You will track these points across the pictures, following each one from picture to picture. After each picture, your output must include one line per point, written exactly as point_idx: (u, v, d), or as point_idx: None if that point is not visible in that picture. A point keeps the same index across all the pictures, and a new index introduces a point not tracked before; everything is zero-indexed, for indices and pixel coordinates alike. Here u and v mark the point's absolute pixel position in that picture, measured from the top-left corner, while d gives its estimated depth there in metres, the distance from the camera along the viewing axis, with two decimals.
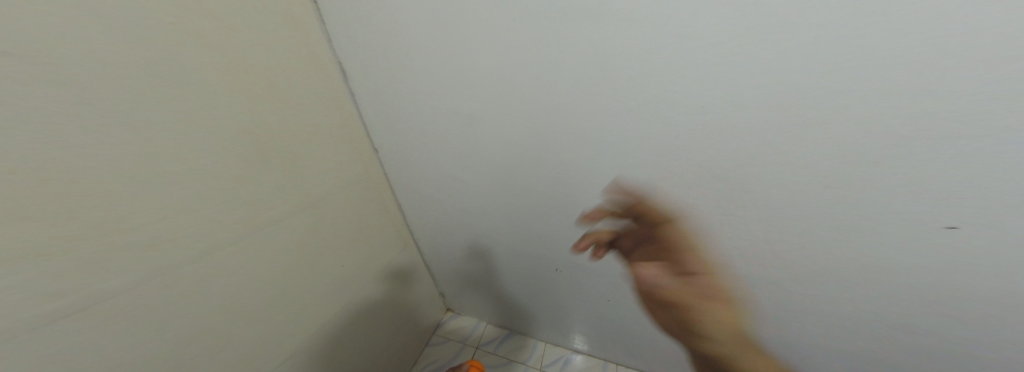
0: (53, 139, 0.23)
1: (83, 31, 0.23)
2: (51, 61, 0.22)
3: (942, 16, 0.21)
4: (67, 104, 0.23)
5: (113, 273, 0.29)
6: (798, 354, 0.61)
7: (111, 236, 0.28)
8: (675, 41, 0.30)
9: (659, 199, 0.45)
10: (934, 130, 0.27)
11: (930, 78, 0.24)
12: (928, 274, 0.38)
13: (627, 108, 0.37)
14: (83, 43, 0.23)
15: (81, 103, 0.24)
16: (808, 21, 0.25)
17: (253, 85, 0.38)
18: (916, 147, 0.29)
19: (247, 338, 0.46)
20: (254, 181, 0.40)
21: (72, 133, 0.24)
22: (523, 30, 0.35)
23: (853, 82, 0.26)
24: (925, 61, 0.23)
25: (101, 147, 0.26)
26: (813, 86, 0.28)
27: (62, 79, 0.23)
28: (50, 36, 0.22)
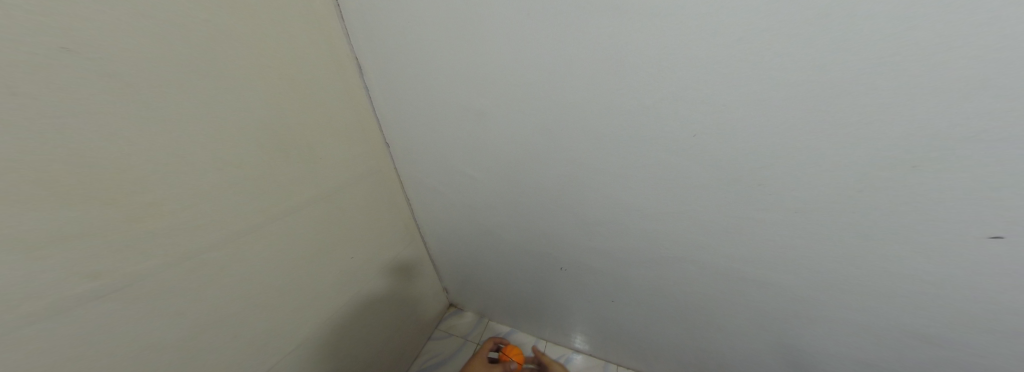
0: (81, 129, 0.24)
1: (113, 24, 0.24)
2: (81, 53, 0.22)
3: (994, 18, 0.20)
4: (95, 95, 0.24)
5: (137, 257, 0.30)
6: (808, 365, 0.59)
7: (137, 222, 0.29)
8: (698, 41, 0.29)
9: (671, 201, 0.44)
10: (981, 140, 0.25)
11: (969, 86, 0.23)
12: (960, 292, 0.36)
13: (644, 107, 0.36)
14: (113, 36, 0.24)
15: (108, 95, 0.25)
16: (845, 22, 0.24)
17: (272, 79, 0.38)
18: (956, 159, 0.27)
19: (258, 325, 0.47)
20: (270, 174, 0.40)
21: (99, 123, 0.24)
22: (540, 27, 0.34)
23: (883, 87, 0.25)
24: (969, 67, 0.22)
25: (128, 135, 0.26)
26: (842, 90, 0.27)
27: (91, 71, 0.23)
28: (81, 29, 0.22)
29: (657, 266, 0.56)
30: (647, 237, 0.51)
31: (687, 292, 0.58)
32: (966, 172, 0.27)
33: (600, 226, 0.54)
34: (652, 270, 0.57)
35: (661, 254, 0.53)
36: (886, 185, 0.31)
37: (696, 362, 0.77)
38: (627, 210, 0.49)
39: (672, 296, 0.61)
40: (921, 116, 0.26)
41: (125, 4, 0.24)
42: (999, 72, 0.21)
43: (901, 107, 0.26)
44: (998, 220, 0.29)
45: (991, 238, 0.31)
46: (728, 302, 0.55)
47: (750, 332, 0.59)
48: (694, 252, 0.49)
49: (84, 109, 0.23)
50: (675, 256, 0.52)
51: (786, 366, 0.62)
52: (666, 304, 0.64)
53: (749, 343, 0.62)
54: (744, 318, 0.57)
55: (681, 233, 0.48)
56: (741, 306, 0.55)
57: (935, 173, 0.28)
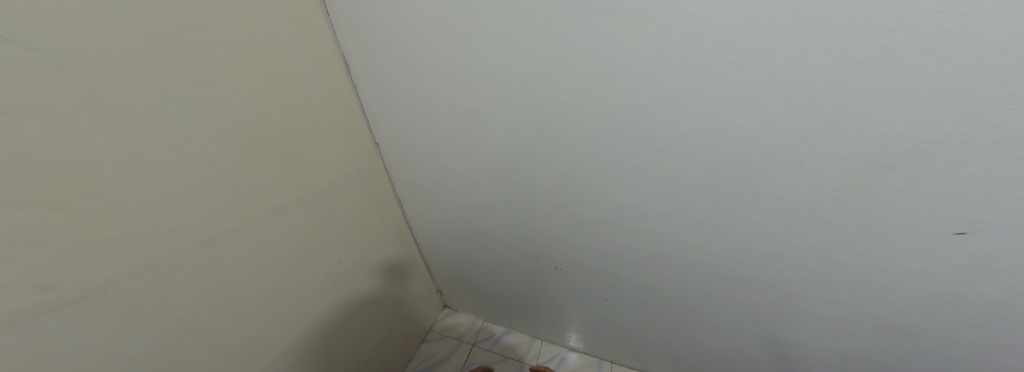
0: (43, 127, 0.22)
1: (80, 17, 0.22)
2: (46, 49, 0.21)
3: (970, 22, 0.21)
4: (62, 93, 0.23)
5: (106, 262, 0.29)
6: (794, 358, 0.61)
7: (105, 225, 0.28)
8: (687, 42, 0.29)
9: (662, 200, 0.44)
10: (947, 142, 0.26)
11: (944, 87, 0.23)
12: (933, 285, 0.38)
13: (635, 107, 0.36)
14: (81, 30, 0.23)
15: (76, 92, 0.23)
16: (828, 24, 0.24)
17: (256, 77, 0.37)
18: (927, 159, 0.28)
19: (242, 331, 0.45)
20: (254, 175, 0.39)
21: (67, 122, 0.23)
22: (533, 25, 0.34)
23: (862, 89, 0.26)
24: (944, 69, 0.23)
25: (98, 135, 0.25)
26: (823, 91, 0.27)
27: (57, 67, 0.22)
28: (46, 23, 0.21)
29: (649, 264, 0.56)
30: (639, 236, 0.52)
31: (679, 290, 0.59)
32: (936, 171, 0.28)
33: (593, 225, 0.54)
34: (644, 268, 0.58)
35: (653, 252, 0.53)
36: (863, 185, 0.32)
37: (689, 358, 0.78)
38: (620, 209, 0.49)
39: (665, 294, 0.61)
40: (897, 117, 0.27)
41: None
42: (970, 74, 0.22)
43: (878, 108, 0.27)
44: (964, 216, 0.31)
45: (956, 233, 0.32)
46: (718, 299, 0.56)
47: (739, 328, 0.61)
48: (684, 250, 0.50)
49: (46, 108, 0.22)
50: (667, 255, 0.53)
51: (774, 361, 0.64)
52: (658, 302, 0.65)
53: (739, 338, 0.63)
54: (735, 314, 0.58)
55: (671, 232, 0.48)
56: (731, 303, 0.56)
57: (906, 173, 0.30)
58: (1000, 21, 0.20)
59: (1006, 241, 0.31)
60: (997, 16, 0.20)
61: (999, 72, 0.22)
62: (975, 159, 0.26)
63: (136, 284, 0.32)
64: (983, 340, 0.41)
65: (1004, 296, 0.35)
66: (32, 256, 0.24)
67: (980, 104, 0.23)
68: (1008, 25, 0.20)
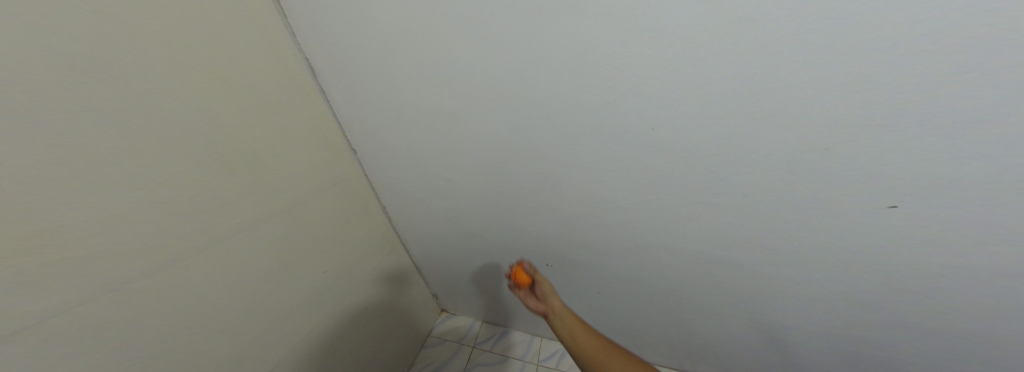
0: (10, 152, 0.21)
1: (39, 35, 0.22)
2: (11, 71, 0.21)
3: (896, 10, 0.22)
4: (28, 115, 0.22)
5: (70, 287, 0.27)
6: (780, 338, 0.62)
7: (68, 249, 0.26)
8: (649, 37, 0.30)
9: (643, 192, 0.45)
10: (882, 121, 0.28)
11: (880, 72, 0.25)
12: (895, 258, 0.40)
13: (606, 103, 0.37)
14: (39, 49, 0.22)
15: (41, 114, 0.23)
16: (770, 19, 0.25)
17: (217, 88, 0.36)
18: (871, 137, 0.30)
19: (224, 350, 0.44)
20: (218, 187, 0.38)
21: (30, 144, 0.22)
22: (500, 25, 0.34)
23: (808, 79, 0.28)
24: (875, 55, 0.25)
25: (58, 155, 0.24)
26: (774, 81, 0.29)
27: (19, 88, 0.21)
28: (9, 45, 0.20)
29: (634, 254, 0.57)
30: (623, 227, 0.53)
31: (667, 278, 0.60)
32: (875, 149, 0.30)
33: (578, 219, 0.55)
34: (630, 259, 0.59)
35: (639, 243, 0.54)
36: (814, 165, 0.34)
37: (685, 346, 0.80)
38: (603, 202, 0.50)
39: (652, 283, 0.63)
40: (841, 99, 0.28)
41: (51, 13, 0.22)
42: (894, 59, 0.24)
43: (822, 92, 0.28)
44: (909, 191, 0.33)
45: (890, 207, 0.35)
46: (706, 285, 0.58)
47: (729, 311, 0.62)
48: (668, 239, 0.51)
49: (16, 130, 0.21)
50: (650, 245, 0.54)
51: (765, 343, 0.65)
52: (649, 291, 0.66)
53: (730, 322, 0.65)
54: (724, 299, 0.60)
55: (654, 222, 0.49)
56: (718, 288, 0.57)
57: (846, 151, 0.31)
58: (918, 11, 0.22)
59: (949, 210, 0.33)
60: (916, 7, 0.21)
61: (923, 56, 0.23)
62: (914, 135, 0.28)
63: (102, 306, 0.30)
64: (961, 311, 0.43)
65: (957, 265, 0.37)
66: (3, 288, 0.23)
67: (913, 82, 0.25)
68: (926, 12, 0.21)
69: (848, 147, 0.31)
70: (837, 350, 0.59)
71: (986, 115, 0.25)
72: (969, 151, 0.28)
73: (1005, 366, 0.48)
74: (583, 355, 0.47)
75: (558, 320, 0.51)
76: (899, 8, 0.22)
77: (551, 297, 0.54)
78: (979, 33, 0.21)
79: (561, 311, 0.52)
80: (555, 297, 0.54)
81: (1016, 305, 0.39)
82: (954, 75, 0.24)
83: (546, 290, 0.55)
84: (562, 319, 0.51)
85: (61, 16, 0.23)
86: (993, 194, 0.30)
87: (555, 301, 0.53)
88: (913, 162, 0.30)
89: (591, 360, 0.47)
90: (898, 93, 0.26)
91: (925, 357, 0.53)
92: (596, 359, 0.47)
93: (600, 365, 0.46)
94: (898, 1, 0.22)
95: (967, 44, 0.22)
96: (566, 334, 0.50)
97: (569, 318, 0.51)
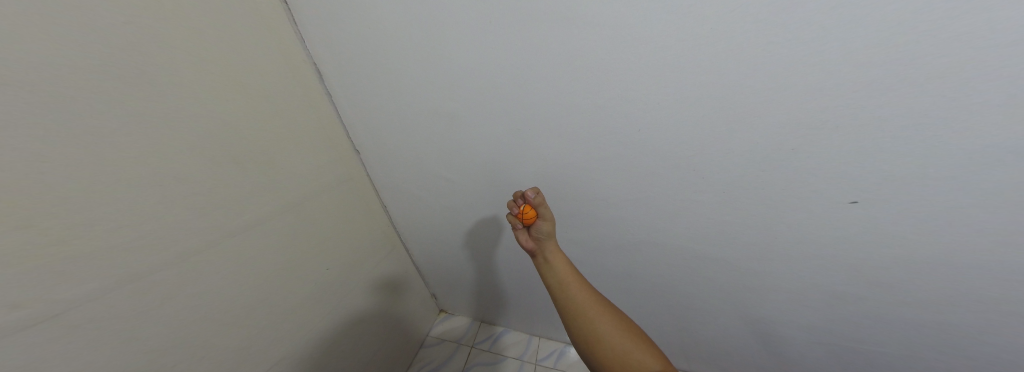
0: (37, 143, 0.23)
1: (60, 34, 0.23)
2: (47, 69, 0.23)
3: (842, 20, 0.25)
4: (58, 110, 0.24)
5: (81, 282, 0.28)
6: (771, 333, 0.64)
7: (75, 244, 0.27)
8: (632, 44, 0.32)
9: (633, 191, 0.47)
10: (854, 119, 0.31)
11: (839, 70, 0.28)
12: (868, 252, 0.42)
13: (596, 106, 0.39)
14: (61, 47, 0.23)
15: (72, 111, 0.25)
16: (738, 29, 0.28)
17: (226, 89, 0.37)
18: (836, 138, 0.32)
19: (230, 346, 0.45)
20: (227, 185, 0.39)
21: (58, 138, 0.24)
22: (496, 32, 0.36)
23: (778, 81, 0.30)
24: (834, 60, 0.28)
25: (56, 152, 0.24)
26: (748, 85, 0.32)
27: (50, 86, 0.23)
28: (36, 43, 0.22)
29: (628, 252, 0.59)
30: (616, 224, 0.54)
31: (659, 275, 0.62)
32: (847, 145, 0.33)
33: (573, 217, 0.57)
34: (624, 256, 0.61)
35: (631, 240, 0.56)
36: (788, 163, 0.37)
37: (681, 344, 0.81)
38: (597, 201, 0.51)
39: (645, 279, 0.65)
40: (812, 102, 0.31)
41: (68, 13, 0.24)
42: (850, 61, 0.27)
43: (801, 93, 0.31)
44: (880, 185, 0.35)
45: (855, 204, 0.38)
46: (696, 280, 0.60)
47: (721, 308, 0.64)
48: (659, 236, 0.53)
49: (43, 125, 0.23)
50: (642, 242, 0.56)
51: (756, 338, 0.67)
52: (642, 288, 0.68)
53: (721, 318, 0.67)
54: (715, 295, 0.62)
55: (645, 219, 0.51)
56: (708, 283, 0.59)
57: (823, 147, 0.34)
58: (862, 20, 0.25)
59: (913, 205, 0.35)
60: (863, 15, 0.25)
61: (873, 56, 0.26)
62: (877, 135, 0.31)
63: (119, 299, 0.31)
64: (929, 300, 0.45)
65: (925, 257, 0.40)
66: (25, 273, 0.25)
67: (868, 85, 0.28)
68: (866, 23, 0.25)
69: (824, 141, 0.33)
70: (825, 344, 0.61)
71: (941, 114, 0.28)
72: (934, 146, 0.30)
73: (983, 356, 0.50)
74: (572, 308, 0.45)
75: (550, 264, 0.48)
76: (845, 18, 0.25)
77: (546, 240, 0.48)
78: (910, 41, 0.24)
79: (555, 259, 0.48)
80: (549, 241, 0.48)
81: (989, 294, 0.41)
82: (907, 78, 0.26)
83: (542, 236, 0.48)
84: (555, 261, 0.48)
85: (60, 14, 0.23)
86: (955, 188, 0.32)
87: (548, 244, 0.48)
88: (884, 157, 0.32)
89: (581, 315, 0.44)
90: (860, 95, 0.29)
91: (905, 349, 0.55)
92: (585, 316, 0.44)
93: (588, 324, 0.44)
94: (847, 15, 0.25)
95: (906, 50, 0.25)
96: (556, 285, 0.47)
97: (564, 263, 0.48)
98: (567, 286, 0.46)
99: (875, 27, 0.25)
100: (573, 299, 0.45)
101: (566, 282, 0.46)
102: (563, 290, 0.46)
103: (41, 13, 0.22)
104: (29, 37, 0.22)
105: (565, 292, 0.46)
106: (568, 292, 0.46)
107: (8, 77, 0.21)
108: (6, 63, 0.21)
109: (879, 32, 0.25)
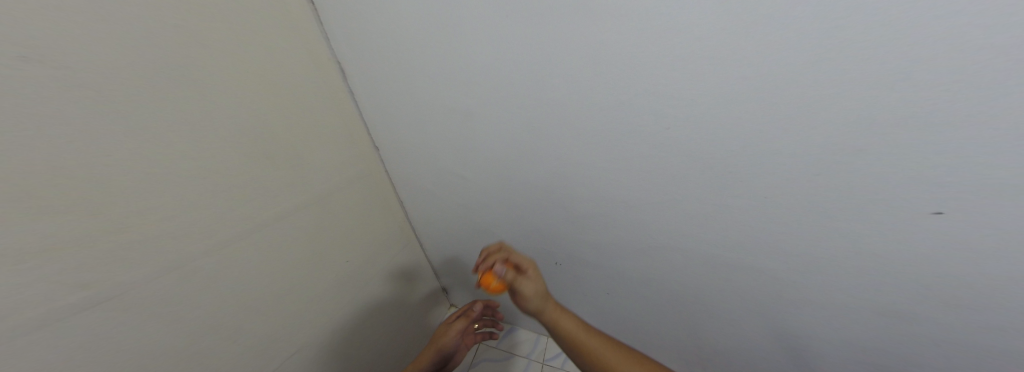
0: (96, 135, 0.25)
1: (110, 35, 0.25)
2: (97, 66, 0.25)
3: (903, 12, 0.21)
4: (111, 106, 0.26)
5: (139, 265, 0.31)
6: (804, 349, 0.59)
7: (136, 228, 0.30)
8: (663, 37, 0.30)
9: (656, 192, 0.45)
10: (928, 121, 0.26)
11: (901, 67, 0.24)
12: (928, 269, 0.37)
13: (620, 103, 0.37)
14: (110, 46, 0.25)
15: (125, 107, 0.27)
16: (783, 17, 0.25)
17: (257, 86, 0.40)
18: (895, 140, 0.28)
19: (259, 332, 0.47)
20: (258, 178, 0.41)
21: (110, 133, 0.26)
22: (513, 25, 0.35)
23: (823, 80, 0.27)
24: (893, 56, 0.24)
25: (99, 141, 0.26)
26: (794, 81, 0.28)
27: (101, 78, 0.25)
28: (85, 41, 0.24)
29: (647, 256, 0.57)
30: (635, 226, 0.52)
31: (679, 281, 0.59)
32: (916, 149, 0.28)
33: (588, 218, 0.55)
34: (642, 260, 0.58)
35: (650, 243, 0.54)
36: (846, 169, 0.32)
37: (699, 357, 0.77)
38: (615, 201, 0.49)
39: (664, 285, 0.62)
40: (863, 101, 0.27)
41: (119, 15, 0.26)
42: (916, 58, 0.23)
43: (860, 92, 0.26)
44: (956, 196, 0.30)
45: (933, 215, 0.32)
46: (723, 288, 0.56)
47: (747, 318, 0.60)
48: (682, 240, 0.50)
49: (102, 119, 0.26)
50: (663, 246, 0.53)
51: (785, 353, 0.62)
52: (660, 294, 0.64)
53: (747, 329, 0.62)
54: (741, 305, 0.58)
55: (667, 222, 0.49)
56: (735, 292, 0.56)
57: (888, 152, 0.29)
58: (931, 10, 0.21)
59: (993, 222, 0.30)
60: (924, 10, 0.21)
61: (945, 53, 0.22)
62: (951, 140, 0.26)
63: (163, 284, 0.33)
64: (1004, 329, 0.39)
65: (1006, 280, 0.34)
66: (81, 255, 0.27)
67: (936, 84, 0.24)
68: (934, 14, 0.21)
69: (887, 148, 0.29)
70: (869, 366, 0.55)
71: None
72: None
73: None
74: (590, 362, 0.44)
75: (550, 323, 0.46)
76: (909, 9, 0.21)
77: (536, 299, 0.46)
78: (998, 34, 0.20)
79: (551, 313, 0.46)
80: (540, 298, 0.46)
81: None
82: (985, 79, 0.22)
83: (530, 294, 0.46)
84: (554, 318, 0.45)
85: (93, 7, 0.24)
86: None
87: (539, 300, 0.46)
88: (964, 166, 0.27)
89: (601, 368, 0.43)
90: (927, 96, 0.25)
91: None
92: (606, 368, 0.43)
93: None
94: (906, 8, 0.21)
95: (983, 49, 0.21)
96: (564, 343, 0.45)
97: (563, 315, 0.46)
98: (576, 341, 0.45)
99: (943, 19, 0.21)
100: (588, 351, 0.44)
101: (576, 337, 0.45)
102: (576, 347, 0.45)
103: (94, 14, 0.24)
104: (85, 38, 0.24)
105: (580, 347, 0.45)
106: (583, 346, 0.45)
107: (64, 74, 0.23)
108: (60, 62, 0.22)
109: (947, 27, 0.21)
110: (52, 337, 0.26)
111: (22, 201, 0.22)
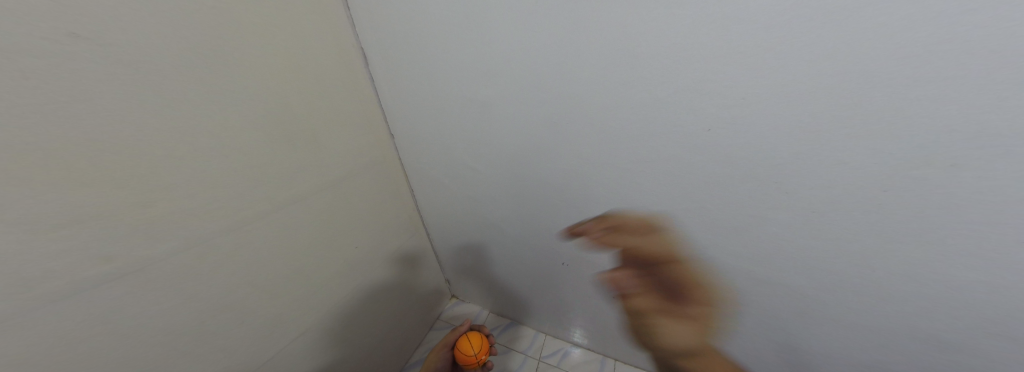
0: (107, 106, 0.25)
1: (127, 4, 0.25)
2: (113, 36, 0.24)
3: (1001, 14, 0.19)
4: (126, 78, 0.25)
5: (162, 241, 0.31)
6: None
7: (163, 203, 0.30)
8: (712, 31, 0.28)
9: (679, 199, 0.42)
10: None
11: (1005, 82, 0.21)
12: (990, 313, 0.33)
13: (655, 101, 0.35)
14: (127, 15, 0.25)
15: (138, 80, 0.26)
16: (867, 13, 0.22)
17: (279, 67, 0.39)
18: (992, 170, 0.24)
19: (265, 313, 0.46)
20: (279, 160, 0.41)
21: (126, 106, 0.26)
22: (546, 11, 0.33)
23: (909, 90, 0.23)
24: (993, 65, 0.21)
25: (115, 113, 0.25)
26: (878, 86, 0.24)
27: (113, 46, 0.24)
28: (100, 8, 0.23)
29: None
30: (653, 233, 0.49)
31: None
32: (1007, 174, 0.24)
33: (602, 220, 0.53)
34: None
35: None
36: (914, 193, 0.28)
37: None
38: (633, 205, 0.47)
39: None
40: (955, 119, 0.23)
41: None
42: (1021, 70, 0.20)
43: (947, 100, 0.23)
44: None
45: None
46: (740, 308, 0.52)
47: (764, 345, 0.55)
48: (700, 250, 0.47)
49: (117, 90, 0.25)
50: None
51: None
52: None
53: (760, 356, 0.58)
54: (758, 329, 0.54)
55: (689, 232, 0.46)
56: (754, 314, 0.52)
57: (976, 174, 0.25)
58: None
59: None
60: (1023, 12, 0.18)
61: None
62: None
63: (181, 261, 0.33)
64: None
65: None
66: (100, 228, 0.27)
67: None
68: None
69: (975, 167, 0.24)
70: None
71: None
72: None
73: None
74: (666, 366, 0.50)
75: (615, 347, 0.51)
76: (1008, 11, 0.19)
77: None
78: None
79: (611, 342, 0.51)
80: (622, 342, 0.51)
81: None
82: None
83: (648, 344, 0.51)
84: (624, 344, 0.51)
85: None
86: None
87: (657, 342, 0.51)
88: None
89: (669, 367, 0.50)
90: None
91: None
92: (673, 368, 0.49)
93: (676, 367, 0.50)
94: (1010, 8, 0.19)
95: None
96: None
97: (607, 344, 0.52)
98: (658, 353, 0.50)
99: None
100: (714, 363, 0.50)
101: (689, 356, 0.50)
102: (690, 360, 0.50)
103: None
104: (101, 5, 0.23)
105: None
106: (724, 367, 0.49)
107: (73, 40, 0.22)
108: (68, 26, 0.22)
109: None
110: (62, 306, 0.26)
111: (26, 163, 0.22)
